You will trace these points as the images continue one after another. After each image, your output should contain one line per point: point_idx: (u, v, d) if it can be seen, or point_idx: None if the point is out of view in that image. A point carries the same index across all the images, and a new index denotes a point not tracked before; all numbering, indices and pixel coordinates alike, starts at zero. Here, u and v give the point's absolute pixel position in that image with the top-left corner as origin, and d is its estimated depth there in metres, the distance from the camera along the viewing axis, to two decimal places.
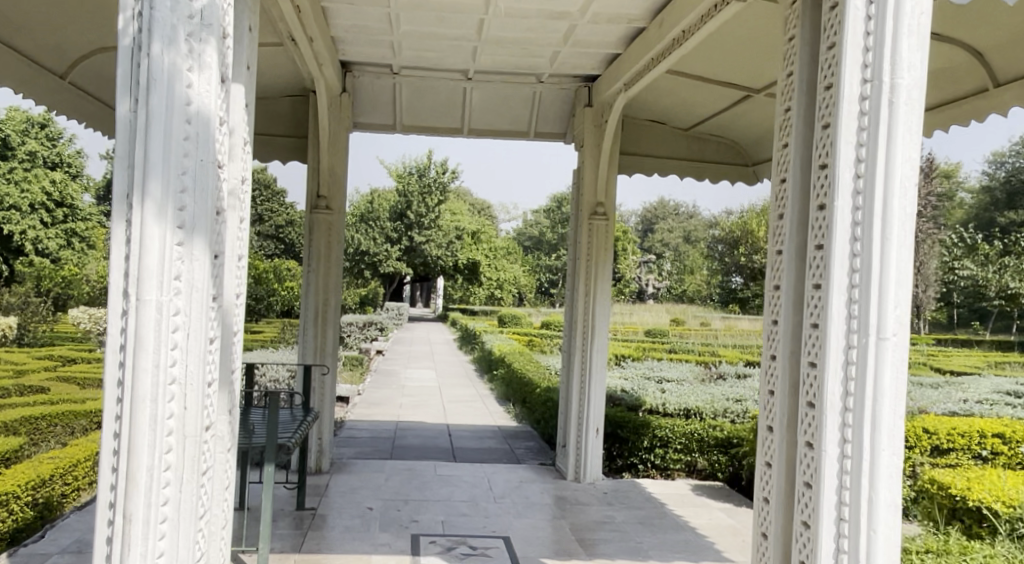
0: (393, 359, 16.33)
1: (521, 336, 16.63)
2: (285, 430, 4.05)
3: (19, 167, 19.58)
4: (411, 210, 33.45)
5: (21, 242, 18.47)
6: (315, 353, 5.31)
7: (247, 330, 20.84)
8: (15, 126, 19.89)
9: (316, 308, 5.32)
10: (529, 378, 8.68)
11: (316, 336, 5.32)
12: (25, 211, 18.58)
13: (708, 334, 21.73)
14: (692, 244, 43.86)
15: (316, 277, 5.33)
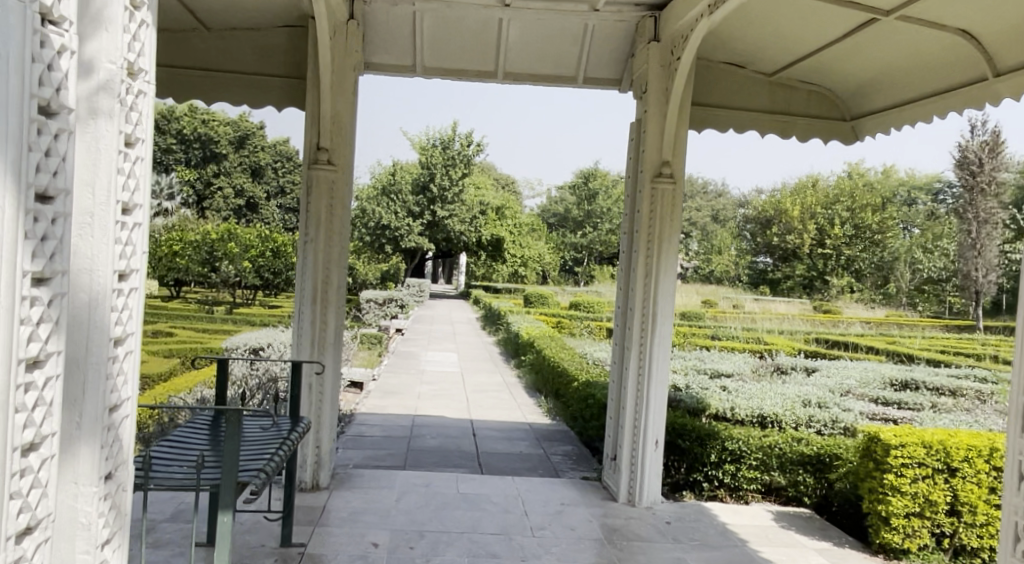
0: (413, 339, 15.43)
1: (549, 318, 15.56)
2: (260, 450, 3.08)
3: None
4: (433, 183, 32.47)
5: None
6: (314, 343, 4.34)
7: (264, 305, 20.14)
8: None
9: (316, 288, 4.34)
10: (564, 370, 7.67)
11: (314, 323, 4.35)
12: None
13: (745, 317, 20.59)
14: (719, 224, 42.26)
15: (316, 250, 4.34)
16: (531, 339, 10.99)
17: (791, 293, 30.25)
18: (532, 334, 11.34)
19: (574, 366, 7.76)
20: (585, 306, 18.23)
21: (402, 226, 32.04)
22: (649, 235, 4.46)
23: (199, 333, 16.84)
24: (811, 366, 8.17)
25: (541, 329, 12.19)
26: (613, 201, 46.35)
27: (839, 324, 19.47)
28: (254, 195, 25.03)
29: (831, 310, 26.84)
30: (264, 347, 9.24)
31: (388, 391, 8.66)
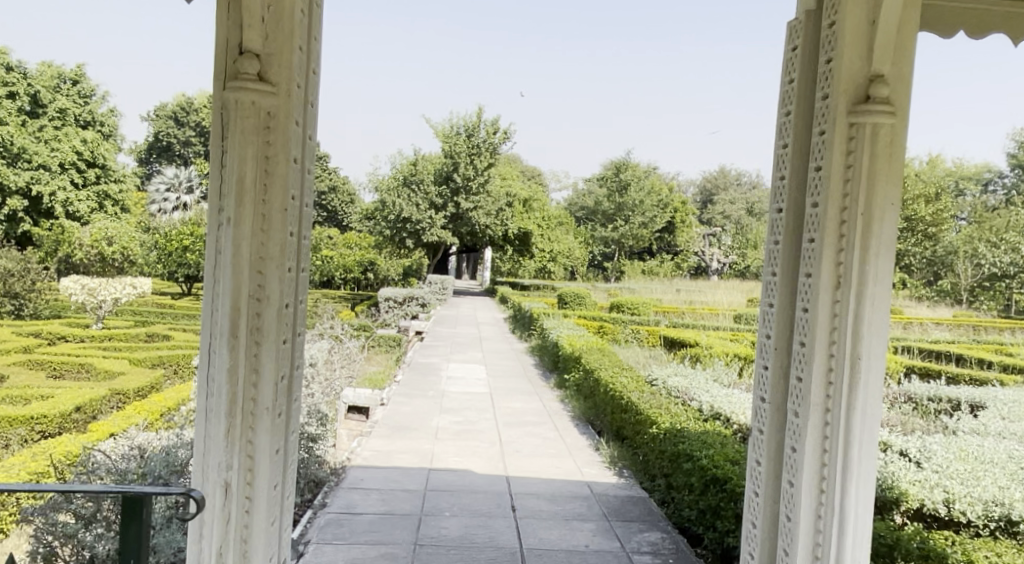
0: (435, 345, 13.57)
1: (591, 324, 13.44)
2: None
3: (48, 125, 24.80)
4: (458, 173, 30.62)
5: (52, 203, 23.68)
6: (235, 413, 2.40)
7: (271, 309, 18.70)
8: (45, 83, 24.99)
9: (237, 313, 2.39)
10: (636, 406, 5.65)
11: (236, 375, 2.41)
12: (54, 170, 23.84)
13: None
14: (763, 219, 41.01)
15: (240, 242, 2.40)
16: (576, 353, 8.87)
17: None
18: (580, 344, 9.22)
19: (644, 400, 5.71)
20: (628, 306, 16.13)
21: (424, 219, 29.97)
22: (839, 217, 2.46)
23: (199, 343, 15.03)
24: (975, 401, 6.08)
25: (586, 339, 10.06)
26: (646, 192, 44.14)
27: (915, 328, 17.25)
28: None
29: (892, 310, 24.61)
30: None
31: (396, 426, 6.66)
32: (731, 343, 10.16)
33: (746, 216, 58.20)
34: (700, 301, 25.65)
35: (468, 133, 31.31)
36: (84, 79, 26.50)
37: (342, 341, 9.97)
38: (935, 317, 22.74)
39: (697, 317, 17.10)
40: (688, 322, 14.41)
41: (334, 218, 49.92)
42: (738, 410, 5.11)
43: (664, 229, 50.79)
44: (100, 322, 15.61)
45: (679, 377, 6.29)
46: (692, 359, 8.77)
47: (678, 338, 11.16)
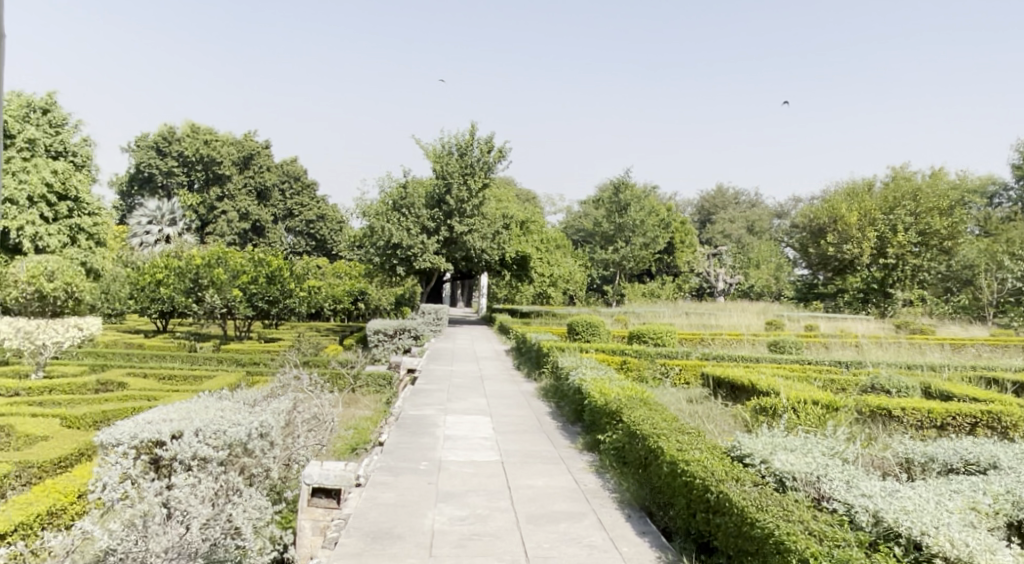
0: (428, 390, 11.51)
1: (614, 362, 11.33)
2: None
3: (17, 156, 22.75)
4: (450, 195, 28.66)
5: (21, 239, 22.16)
6: None
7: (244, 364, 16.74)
8: (17, 112, 23.45)
9: None
10: (743, 511, 3.70)
11: None
12: (24, 206, 22.26)
13: (840, 347, 16.59)
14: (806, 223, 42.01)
15: None
16: (613, 406, 6.81)
17: (865, 320, 25.81)
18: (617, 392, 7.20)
19: (762, 479, 4.04)
20: (649, 336, 14.01)
21: (415, 244, 27.76)
22: None
23: (155, 399, 12.92)
24: None
25: (621, 383, 8.05)
26: (647, 211, 42.45)
27: (964, 357, 15.48)
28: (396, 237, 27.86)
29: (923, 334, 22.96)
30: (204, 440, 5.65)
31: (371, 532, 4.60)
32: (797, 385, 8.18)
33: (745, 234, 56.83)
34: (716, 325, 23.79)
35: (461, 152, 29.56)
36: (55, 107, 24.63)
37: (310, 397, 7.92)
38: (971, 340, 21.07)
39: (726, 346, 15.06)
40: (722, 356, 12.39)
41: (323, 247, 47.97)
42: (943, 529, 3.59)
43: (664, 249, 49.20)
44: (43, 369, 13.82)
45: (787, 450, 4.60)
46: (764, 414, 6.78)
47: (727, 379, 9.15)
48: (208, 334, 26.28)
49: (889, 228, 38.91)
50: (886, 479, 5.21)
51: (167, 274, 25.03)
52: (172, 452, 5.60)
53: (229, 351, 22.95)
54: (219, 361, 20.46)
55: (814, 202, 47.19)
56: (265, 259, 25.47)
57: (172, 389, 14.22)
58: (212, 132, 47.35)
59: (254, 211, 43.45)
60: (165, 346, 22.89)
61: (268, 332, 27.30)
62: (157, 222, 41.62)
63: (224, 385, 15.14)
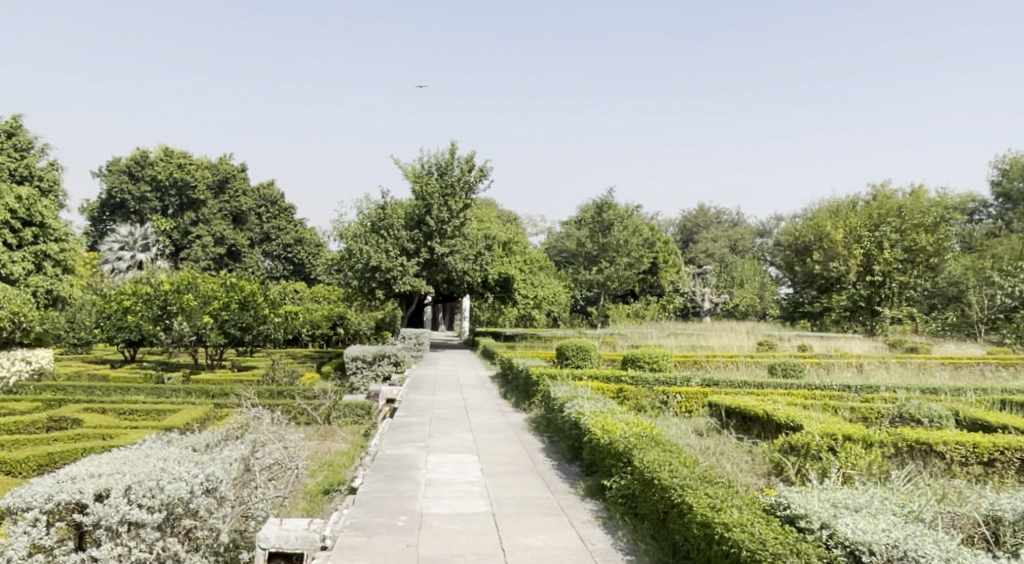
0: (409, 423, 10.56)
1: (610, 391, 10.47)
2: None
3: None
4: (431, 216, 27.86)
5: None
6: None
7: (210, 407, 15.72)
8: None
9: None
10: None
11: None
12: None
13: (842, 369, 15.85)
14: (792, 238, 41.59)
15: None
16: (621, 446, 5.96)
17: (857, 343, 25.21)
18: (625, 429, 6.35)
19: (828, 557, 3.42)
20: (645, 361, 13.09)
21: (394, 267, 26.85)
22: None
23: (111, 436, 11.92)
24: None
25: (626, 417, 7.20)
26: (630, 231, 41.85)
27: (972, 377, 14.76)
28: (376, 261, 26.85)
29: (920, 353, 22.30)
30: (131, 499, 4.72)
31: None
32: (820, 416, 7.37)
33: (728, 253, 56.42)
34: (707, 347, 23.05)
35: (441, 171, 28.76)
36: (20, 130, 23.58)
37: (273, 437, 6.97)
38: (972, 358, 20.40)
39: (724, 369, 14.24)
40: (724, 382, 11.57)
41: (301, 271, 46.84)
42: None
43: (648, 269, 48.60)
44: None
45: (853, 514, 4.23)
46: (793, 453, 5.95)
47: (739, 410, 8.33)
48: (179, 364, 25.16)
49: (875, 245, 38.49)
50: (973, 546, 4.91)
51: (134, 300, 23.96)
52: (95, 517, 4.65)
53: (199, 381, 21.88)
54: (188, 393, 19.46)
55: (797, 220, 46.84)
56: (237, 284, 24.35)
57: (132, 425, 13.22)
58: (186, 156, 46.29)
59: (230, 236, 42.49)
60: (131, 377, 21.79)
61: (242, 360, 26.23)
62: (129, 248, 40.46)
63: (189, 420, 14.14)
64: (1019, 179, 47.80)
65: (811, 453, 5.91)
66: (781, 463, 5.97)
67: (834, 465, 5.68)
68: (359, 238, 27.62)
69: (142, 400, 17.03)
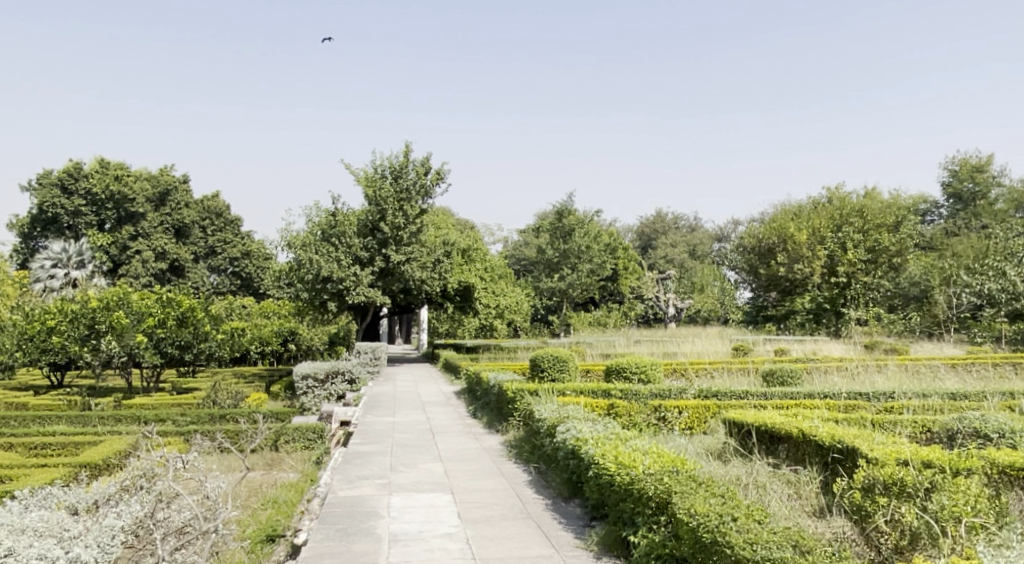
0: (366, 451, 8.96)
1: (599, 407, 9.00)
2: None
3: None
4: (385, 222, 26.25)
5: None
6: None
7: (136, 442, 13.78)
8: None
9: None
10: None
11: None
12: None
13: (835, 372, 14.73)
14: (754, 242, 40.93)
15: None
16: (649, 488, 4.51)
17: (834, 346, 24.36)
18: (649, 461, 4.91)
19: None
20: (631, 369, 11.71)
21: (347, 276, 25.17)
22: None
23: (12, 478, 10.20)
24: None
25: (640, 443, 5.74)
26: (591, 236, 40.69)
27: (976, 378, 13.69)
28: (330, 271, 25.14)
29: (899, 353, 21.39)
30: None
31: None
32: (873, 435, 5.99)
33: (687, 259, 55.74)
34: (683, 354, 21.85)
35: (395, 175, 27.16)
36: None
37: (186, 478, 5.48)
38: (958, 358, 19.48)
39: (715, 379, 12.96)
40: (724, 393, 10.25)
41: (249, 286, 44.66)
42: None
43: (608, 276, 47.53)
44: None
45: None
46: (884, 493, 4.62)
47: (765, 426, 6.89)
48: (112, 387, 23.19)
49: (838, 246, 38.00)
50: None
51: (58, 319, 21.88)
52: None
53: (132, 406, 19.97)
54: (117, 421, 17.62)
55: (757, 223, 46.29)
56: (174, 299, 22.52)
57: (41, 463, 11.48)
58: (123, 168, 43.83)
59: (172, 250, 40.17)
60: (55, 404, 19.76)
61: (183, 382, 24.30)
62: (63, 266, 37.83)
63: (111, 454, 12.43)
64: (969, 178, 47.95)
65: (907, 490, 4.61)
66: (865, 506, 4.64)
67: (946, 510, 4.35)
68: (309, 246, 25.87)
69: (62, 431, 15.20)
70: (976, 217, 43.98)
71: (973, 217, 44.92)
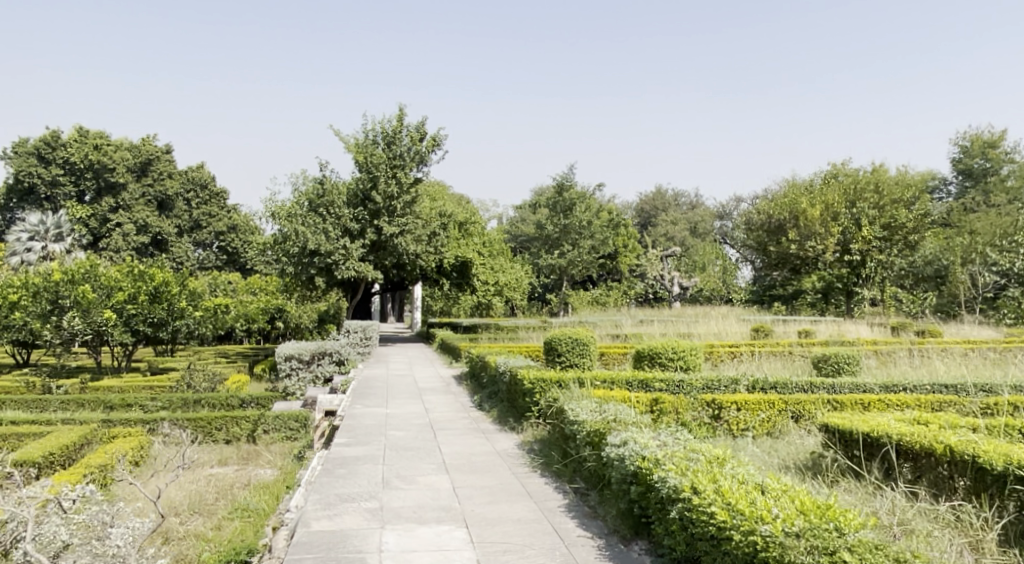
0: (352, 457, 7.12)
1: (642, 402, 7.28)
2: None
3: None
4: (377, 191, 24.34)
5: None
6: None
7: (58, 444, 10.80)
8: None
9: None
10: None
11: None
12: None
13: (884, 358, 13.02)
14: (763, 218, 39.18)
15: None
16: (809, 563, 3.19)
17: (858, 328, 22.66)
18: (785, 505, 3.47)
19: None
20: (666, 355, 9.97)
21: (336, 250, 23.31)
22: None
23: None
24: None
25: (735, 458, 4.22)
26: (593, 211, 38.79)
27: None
28: (318, 244, 23.26)
29: (932, 335, 19.71)
30: None
31: None
32: None
33: (688, 237, 53.97)
34: (700, 336, 20.14)
35: (388, 141, 25.21)
36: None
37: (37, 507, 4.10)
38: (1003, 341, 17.80)
39: (756, 366, 11.23)
40: (782, 384, 8.52)
41: (236, 261, 42.74)
42: None
43: (607, 254, 45.75)
44: None
45: None
46: None
47: (880, 431, 5.19)
48: (82, 368, 21.40)
49: (853, 223, 36.05)
50: None
51: (19, 293, 20.00)
52: None
53: (99, 389, 18.18)
54: (80, 406, 15.82)
55: (763, 200, 44.52)
56: (147, 272, 20.69)
57: None
58: (103, 136, 41.69)
59: (154, 223, 38.14)
60: (13, 387, 17.97)
61: (159, 360, 22.53)
62: (40, 239, 35.97)
63: (58, 448, 10.62)
64: (980, 155, 46.10)
65: None
66: None
67: None
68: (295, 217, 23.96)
69: (11, 419, 13.44)
70: (991, 194, 42.23)
71: (987, 194, 43.25)
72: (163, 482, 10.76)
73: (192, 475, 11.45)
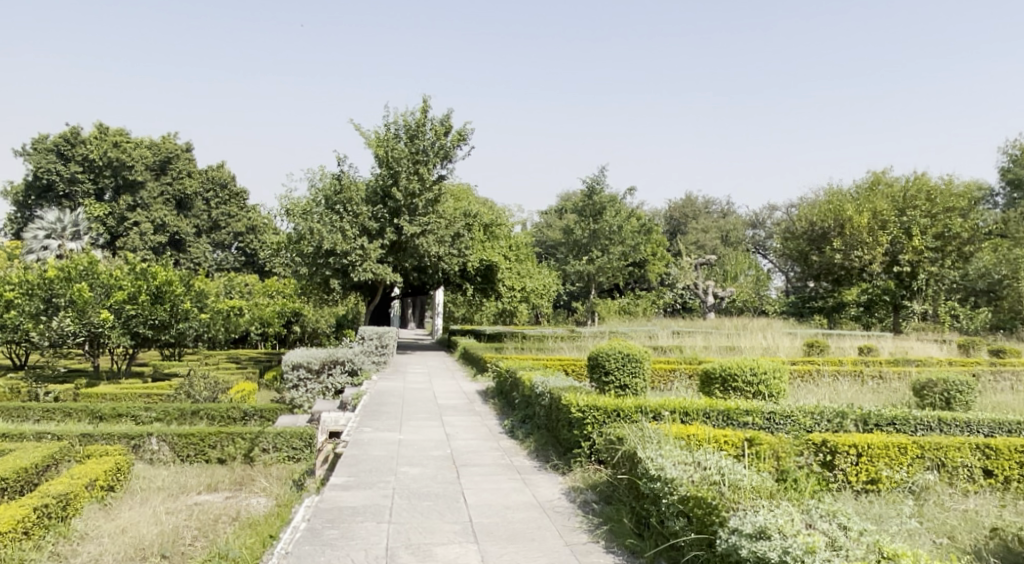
0: (340, 510, 5.32)
1: (733, 443, 5.58)
2: None
3: None
4: (397, 188, 22.69)
5: None
6: None
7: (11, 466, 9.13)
8: None
9: None
10: None
11: None
12: None
13: (984, 383, 11.08)
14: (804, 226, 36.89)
15: None
16: None
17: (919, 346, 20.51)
18: None
19: None
20: (744, 376, 8.18)
21: (352, 250, 21.69)
22: None
23: None
24: None
25: None
26: (624, 216, 36.72)
27: None
28: (335, 243, 21.68)
29: (1008, 354, 17.65)
30: None
31: None
32: None
33: (721, 245, 51.66)
34: (750, 350, 18.20)
35: (410, 134, 23.57)
36: None
37: None
38: None
39: (841, 390, 9.40)
40: (901, 418, 6.74)
41: (254, 262, 41.18)
42: None
43: (636, 262, 43.66)
44: None
45: None
46: None
47: None
48: (79, 372, 19.97)
49: (903, 232, 33.22)
50: None
51: (13, 292, 18.51)
52: None
53: (91, 397, 16.61)
54: (66, 415, 14.30)
55: (803, 206, 42.16)
56: (150, 270, 19.15)
57: None
58: (122, 133, 40.42)
59: (172, 222, 36.76)
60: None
61: (164, 365, 21.08)
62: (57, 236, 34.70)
63: (13, 471, 9.03)
64: None
65: None
66: None
67: None
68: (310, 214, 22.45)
69: None
70: None
71: None
72: (136, 513, 9.10)
73: (174, 503, 9.85)
